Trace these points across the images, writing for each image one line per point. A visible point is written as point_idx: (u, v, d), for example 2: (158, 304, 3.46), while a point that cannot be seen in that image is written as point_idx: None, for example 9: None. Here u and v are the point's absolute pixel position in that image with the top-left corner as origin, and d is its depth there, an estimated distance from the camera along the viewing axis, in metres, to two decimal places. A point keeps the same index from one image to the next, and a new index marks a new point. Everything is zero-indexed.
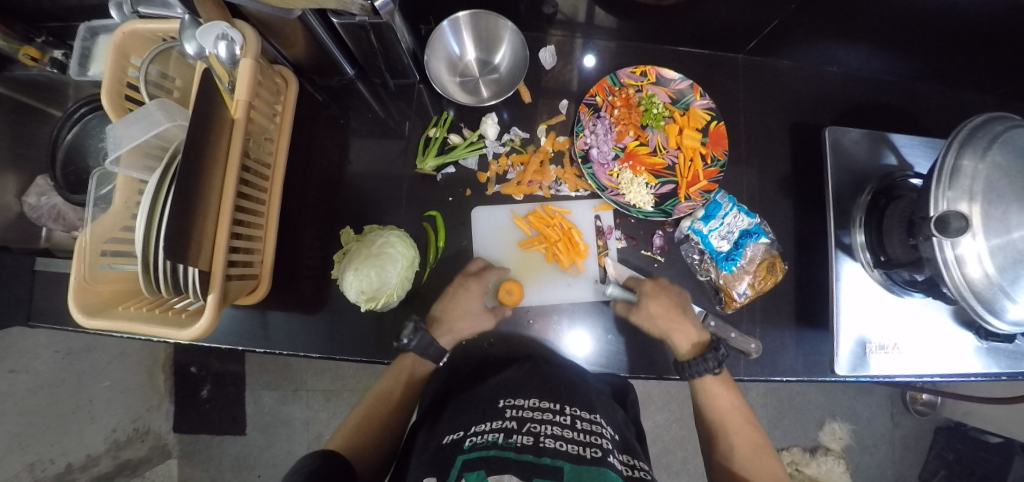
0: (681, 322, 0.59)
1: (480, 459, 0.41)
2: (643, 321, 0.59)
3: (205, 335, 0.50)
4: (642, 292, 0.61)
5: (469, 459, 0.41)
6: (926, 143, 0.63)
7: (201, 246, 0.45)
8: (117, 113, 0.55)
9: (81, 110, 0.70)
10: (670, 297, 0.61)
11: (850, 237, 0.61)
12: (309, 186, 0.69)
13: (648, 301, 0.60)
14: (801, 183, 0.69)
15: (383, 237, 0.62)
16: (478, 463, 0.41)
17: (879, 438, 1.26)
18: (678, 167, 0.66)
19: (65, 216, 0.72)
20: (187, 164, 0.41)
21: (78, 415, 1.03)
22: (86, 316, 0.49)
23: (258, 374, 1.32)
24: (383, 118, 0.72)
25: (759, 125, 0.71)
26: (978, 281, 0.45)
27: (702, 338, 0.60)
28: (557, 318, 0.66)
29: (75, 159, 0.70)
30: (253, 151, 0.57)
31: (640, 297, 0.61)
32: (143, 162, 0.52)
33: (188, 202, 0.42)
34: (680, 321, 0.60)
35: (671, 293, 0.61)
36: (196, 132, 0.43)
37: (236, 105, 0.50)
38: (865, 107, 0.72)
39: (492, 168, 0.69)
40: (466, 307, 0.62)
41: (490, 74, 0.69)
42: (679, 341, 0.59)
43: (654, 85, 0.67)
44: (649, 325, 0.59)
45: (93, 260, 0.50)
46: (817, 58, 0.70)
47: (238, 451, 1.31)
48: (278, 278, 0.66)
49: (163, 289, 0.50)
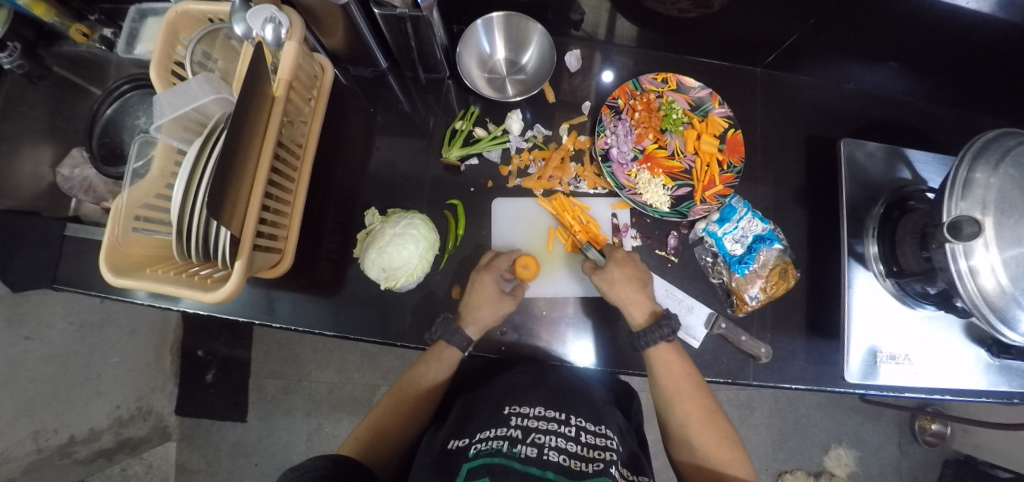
0: (638, 294, 0.60)
1: (483, 467, 0.41)
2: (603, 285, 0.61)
3: (229, 300, 0.51)
4: (610, 258, 0.63)
5: (474, 467, 0.41)
6: (939, 161, 0.65)
7: (235, 211, 0.47)
8: (163, 85, 0.58)
9: (123, 87, 0.73)
10: (630, 270, 0.62)
11: (863, 247, 0.62)
12: (335, 170, 0.72)
13: (613, 267, 0.62)
14: (815, 194, 0.70)
15: (406, 219, 0.64)
16: (481, 471, 0.40)
17: (885, 467, 1.23)
18: (694, 172, 0.68)
19: (95, 189, 0.75)
20: (233, 132, 0.44)
21: (85, 389, 1.04)
22: (115, 275, 0.51)
23: (262, 362, 1.33)
24: (411, 111, 0.75)
25: (775, 136, 0.73)
26: (992, 291, 0.46)
27: (655, 309, 0.61)
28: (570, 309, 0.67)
29: (111, 134, 0.74)
30: (288, 130, 0.60)
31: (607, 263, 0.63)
32: (182, 134, 0.55)
33: (228, 168, 0.44)
34: (634, 290, 0.60)
35: (637, 266, 0.63)
36: (244, 103, 0.45)
37: (279, 83, 0.53)
38: (880, 125, 0.74)
39: (514, 162, 0.71)
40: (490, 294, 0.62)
41: (517, 74, 0.72)
42: (635, 313, 0.60)
43: (674, 91, 0.70)
44: (608, 290, 0.60)
45: (126, 224, 0.52)
46: (834, 75, 0.72)
47: (237, 438, 1.31)
48: (299, 257, 0.68)
49: (194, 255, 0.52)
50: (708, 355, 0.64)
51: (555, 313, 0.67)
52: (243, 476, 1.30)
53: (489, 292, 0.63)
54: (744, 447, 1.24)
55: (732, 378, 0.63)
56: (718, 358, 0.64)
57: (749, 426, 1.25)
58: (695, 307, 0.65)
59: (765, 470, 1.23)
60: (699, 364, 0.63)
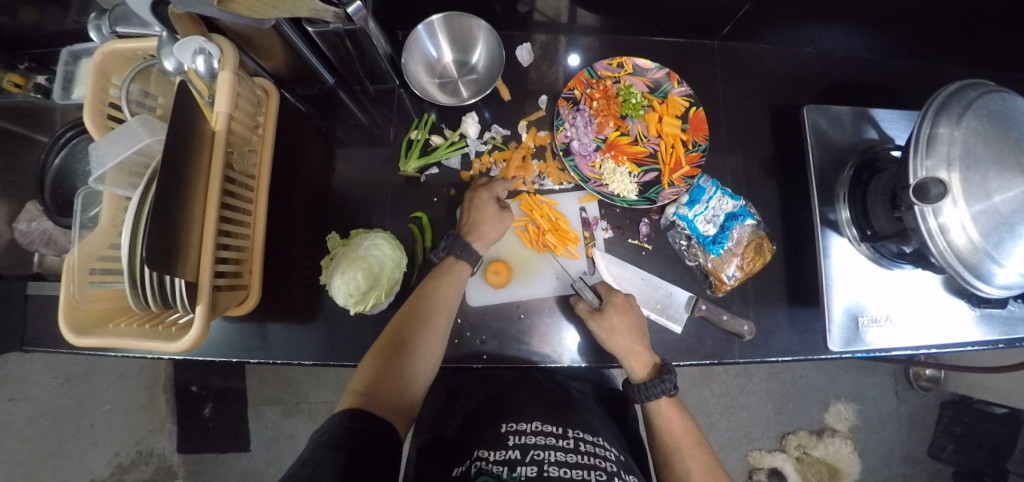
0: (638, 346, 0.59)
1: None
2: (603, 333, 0.58)
3: (196, 346, 0.49)
4: (608, 303, 0.60)
5: None
6: (904, 116, 0.64)
7: (187, 257, 0.45)
8: (100, 131, 0.56)
9: (67, 134, 0.69)
10: (629, 320, 0.59)
11: (835, 213, 0.61)
12: (296, 195, 0.69)
13: (612, 313, 0.59)
14: (783, 163, 0.69)
15: (369, 240, 0.63)
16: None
17: (885, 417, 1.24)
18: (659, 155, 0.66)
19: (55, 240, 0.71)
20: (168, 178, 0.42)
21: (79, 441, 1.13)
22: (76, 335, 0.49)
23: (258, 390, 1.31)
24: (367, 125, 0.73)
25: (739, 109, 0.71)
26: (963, 248, 0.45)
27: (655, 360, 0.60)
28: (548, 312, 0.65)
29: (63, 182, 0.69)
30: (237, 163, 0.58)
31: (605, 307, 0.60)
32: (128, 179, 0.52)
33: (169, 216, 0.42)
34: (634, 342, 0.58)
35: (637, 315, 0.60)
36: (175, 145, 0.43)
37: (217, 117, 0.51)
38: (843, 84, 0.72)
39: (475, 166, 0.70)
40: (490, 213, 0.64)
41: (469, 74, 0.70)
42: (635, 366, 0.59)
43: (631, 75, 0.68)
44: (609, 340, 0.58)
45: (82, 278, 0.50)
46: (791, 39, 0.71)
47: (244, 467, 1.28)
48: (269, 289, 0.66)
49: (152, 302, 0.49)
50: (691, 339, 0.63)
51: (536, 315, 0.65)
52: None
53: (492, 210, 0.64)
54: (746, 413, 1.26)
55: (718, 359, 0.62)
56: (702, 340, 0.63)
57: (749, 394, 1.27)
58: (673, 292, 0.64)
59: (768, 434, 1.25)
60: (683, 350, 0.63)
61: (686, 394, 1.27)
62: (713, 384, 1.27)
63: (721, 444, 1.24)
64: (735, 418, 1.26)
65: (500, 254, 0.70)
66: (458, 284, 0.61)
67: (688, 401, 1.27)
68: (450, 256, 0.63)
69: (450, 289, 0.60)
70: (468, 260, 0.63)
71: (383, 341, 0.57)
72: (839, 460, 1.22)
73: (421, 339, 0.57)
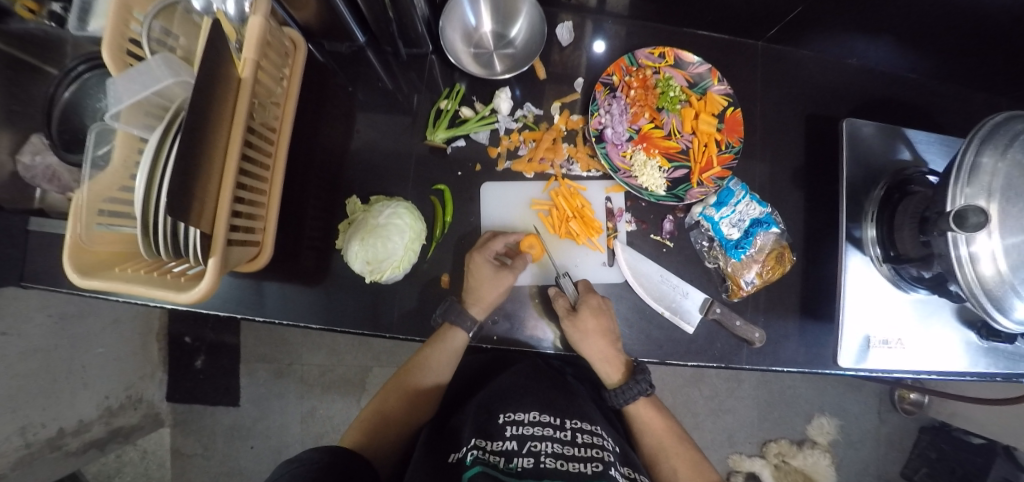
0: (609, 348, 0.60)
1: (481, 473, 0.42)
2: (573, 333, 0.59)
3: (206, 299, 0.47)
4: (582, 303, 0.60)
5: (471, 474, 0.42)
6: (941, 140, 0.63)
7: (204, 208, 0.43)
8: (117, 67, 0.52)
9: (79, 68, 0.66)
10: (604, 324, 0.60)
11: (861, 231, 0.60)
12: (314, 155, 0.67)
13: (586, 315, 0.59)
14: (813, 175, 0.68)
15: (390, 209, 0.62)
16: (480, 478, 0.41)
17: (865, 434, 1.27)
18: (691, 152, 0.65)
19: (60, 177, 0.67)
20: (194, 121, 0.39)
21: (71, 381, 1.02)
22: (82, 276, 0.46)
23: (252, 347, 1.33)
24: (392, 90, 0.70)
25: (775, 115, 0.70)
26: (990, 279, 0.44)
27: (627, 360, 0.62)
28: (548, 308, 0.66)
29: (71, 117, 0.66)
30: (259, 113, 0.55)
31: (579, 307, 0.60)
32: (144, 119, 0.49)
33: (193, 161, 0.40)
34: (605, 345, 0.59)
35: (608, 317, 0.61)
36: (203, 88, 0.40)
37: (244, 64, 0.48)
38: (882, 101, 0.71)
39: (503, 143, 0.68)
40: (487, 276, 0.60)
41: (505, 48, 0.67)
42: (609, 371, 0.61)
43: (672, 67, 0.66)
44: (582, 344, 0.58)
45: (90, 219, 0.47)
46: (836, 49, 0.68)
47: (231, 422, 1.32)
48: (280, 248, 0.65)
49: (163, 252, 0.47)
50: (702, 340, 0.63)
51: (545, 300, 0.66)
52: (240, 458, 1.32)
53: (489, 272, 0.61)
54: (731, 417, 1.29)
55: (725, 363, 0.62)
56: (712, 343, 0.63)
57: (737, 398, 1.29)
58: (690, 292, 0.63)
59: (750, 439, 1.28)
60: (694, 349, 0.63)
61: (675, 392, 1.30)
62: (703, 386, 1.29)
63: (703, 444, 1.28)
64: (719, 421, 1.29)
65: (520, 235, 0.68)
66: (451, 358, 0.63)
67: (677, 399, 1.29)
68: (448, 322, 0.62)
69: (442, 362, 0.63)
70: (465, 328, 0.61)
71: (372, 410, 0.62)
72: (815, 471, 1.25)
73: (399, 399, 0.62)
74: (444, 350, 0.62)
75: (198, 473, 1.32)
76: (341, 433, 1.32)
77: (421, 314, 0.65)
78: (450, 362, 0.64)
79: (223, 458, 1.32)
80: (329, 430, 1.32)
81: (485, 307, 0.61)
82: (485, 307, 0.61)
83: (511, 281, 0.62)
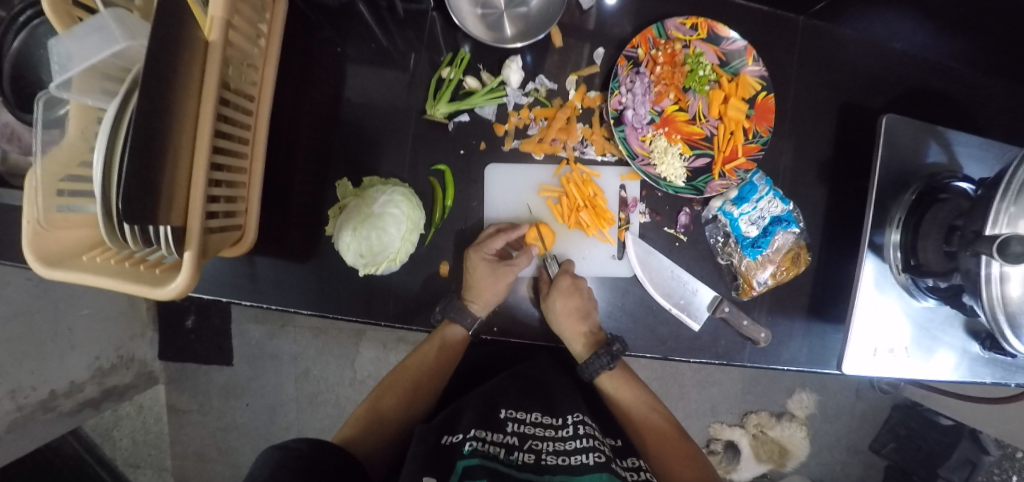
0: (578, 326, 0.59)
1: (480, 467, 0.43)
2: (548, 314, 0.59)
3: (185, 295, 0.43)
4: (555, 286, 0.60)
5: (469, 464, 0.43)
6: (982, 141, 0.58)
7: (172, 200, 0.38)
8: (62, 21, 0.43)
9: (29, 12, 0.56)
10: (575, 303, 0.59)
11: (883, 236, 0.58)
12: (300, 124, 0.61)
13: (556, 299, 0.59)
14: (840, 169, 0.64)
15: (385, 195, 0.57)
16: (478, 471, 0.42)
17: (841, 410, 1.34)
18: (716, 140, 0.60)
19: (20, 137, 0.61)
20: (150, 101, 0.33)
21: (58, 344, 1.00)
22: (47, 266, 0.42)
23: (244, 310, 1.31)
24: (386, 50, 0.62)
25: (807, 100, 0.64)
26: (1016, 299, 0.43)
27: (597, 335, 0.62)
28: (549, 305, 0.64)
29: (24, 71, 0.57)
30: (234, 80, 0.48)
31: (551, 290, 0.60)
32: (101, 86, 0.42)
33: (152, 146, 0.34)
34: (575, 323, 0.59)
35: (585, 298, 0.60)
36: (158, 57, 0.33)
37: (211, 23, 0.40)
38: (924, 91, 0.65)
39: (512, 120, 0.62)
40: (485, 275, 0.57)
41: (517, 7, 0.58)
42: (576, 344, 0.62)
43: (703, 41, 0.59)
44: (552, 321, 0.59)
45: (48, 201, 0.42)
46: (884, 30, 0.61)
47: (226, 381, 1.33)
48: (267, 227, 0.60)
49: (130, 239, 0.42)
50: (706, 337, 0.62)
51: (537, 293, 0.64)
52: (236, 416, 1.35)
53: (487, 272, 0.58)
54: (716, 389, 1.34)
55: (727, 361, 0.62)
56: (716, 340, 0.62)
57: (723, 372, 1.34)
58: (699, 290, 0.61)
59: (732, 410, 1.34)
60: (696, 346, 0.62)
61: (665, 364, 1.34)
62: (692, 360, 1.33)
63: (688, 413, 1.34)
64: (704, 392, 1.34)
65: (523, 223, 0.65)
66: (450, 352, 0.64)
67: (666, 371, 1.34)
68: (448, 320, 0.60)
69: (441, 359, 0.64)
70: (462, 322, 0.60)
71: (369, 408, 0.61)
72: (789, 441, 1.33)
73: (395, 395, 0.62)
74: (444, 345, 0.63)
75: (196, 427, 1.35)
76: (337, 395, 1.35)
77: (418, 302, 0.62)
78: (450, 359, 0.64)
79: (219, 416, 1.35)
80: (325, 391, 1.35)
81: (488, 306, 0.60)
82: (487, 307, 0.60)
83: (510, 279, 0.59)
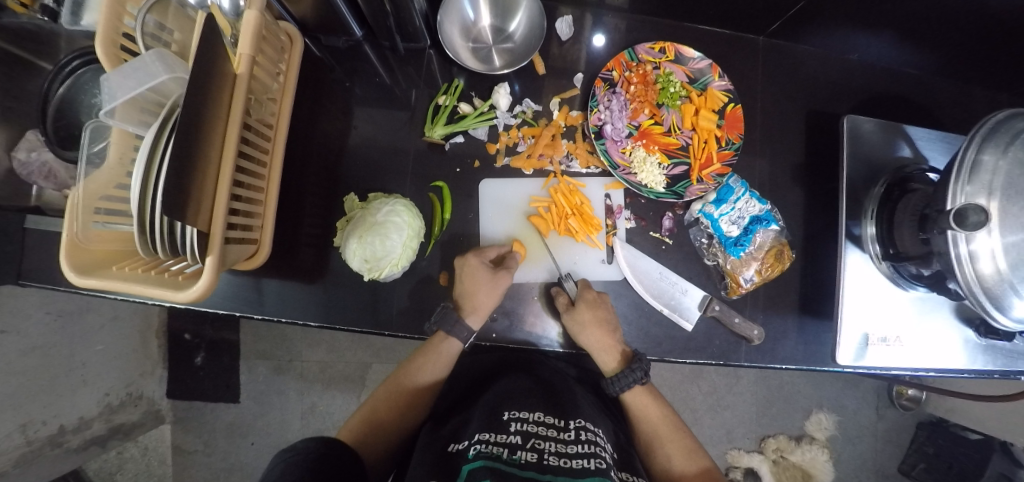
0: (608, 338, 0.60)
1: (484, 467, 0.41)
2: (573, 326, 0.59)
3: (204, 298, 0.46)
4: (580, 298, 0.61)
5: (473, 467, 0.42)
6: (941, 137, 0.62)
7: (200, 206, 0.42)
8: (111, 62, 0.51)
9: (73, 64, 0.65)
10: (603, 315, 0.60)
11: (860, 228, 0.60)
12: (311, 150, 0.67)
13: (585, 308, 0.60)
14: (812, 171, 0.68)
15: (388, 206, 0.62)
16: (483, 471, 0.41)
17: (863, 430, 1.28)
18: (691, 148, 0.65)
19: (56, 174, 0.66)
20: (187, 117, 0.39)
21: (71, 378, 1.02)
22: (79, 275, 0.46)
23: (251, 343, 1.33)
24: (389, 85, 0.70)
25: (774, 111, 0.70)
26: (989, 277, 0.43)
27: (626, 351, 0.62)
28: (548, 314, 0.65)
29: (67, 114, 0.65)
30: (255, 110, 0.55)
31: (578, 302, 0.61)
32: (140, 116, 0.48)
33: (188, 155, 0.39)
34: (603, 335, 0.59)
35: (606, 309, 0.61)
36: (199, 81, 0.40)
37: (240, 59, 0.47)
38: (883, 98, 0.70)
39: (502, 140, 0.68)
40: (478, 276, 0.61)
41: (504, 42, 0.67)
42: (606, 359, 0.61)
43: (672, 62, 0.65)
44: (578, 329, 0.59)
45: (86, 217, 0.47)
46: (838, 46, 0.68)
47: (231, 418, 1.32)
48: (278, 244, 0.65)
49: (160, 250, 0.46)
50: (701, 337, 0.63)
51: (548, 300, 0.66)
52: (239, 455, 1.32)
53: (482, 278, 0.61)
54: (730, 413, 1.30)
55: (723, 360, 0.62)
56: (711, 340, 0.63)
57: (735, 394, 1.30)
58: (689, 290, 0.63)
59: (748, 435, 1.28)
60: (692, 347, 0.63)
61: (674, 387, 1.31)
62: (702, 381, 1.30)
63: (703, 439, 1.28)
64: (718, 416, 1.29)
65: (517, 233, 0.68)
66: (444, 362, 0.64)
67: (676, 395, 1.30)
68: (442, 332, 0.63)
69: (435, 368, 0.64)
70: (460, 336, 0.61)
71: (366, 412, 0.61)
72: (813, 466, 1.26)
73: (388, 402, 0.62)
74: (437, 352, 0.64)
75: (198, 469, 1.32)
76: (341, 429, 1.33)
77: (418, 310, 0.65)
78: (443, 367, 0.64)
79: (222, 455, 1.32)
80: (329, 425, 1.33)
81: (484, 316, 0.62)
82: (484, 316, 0.62)
83: (508, 282, 0.62)
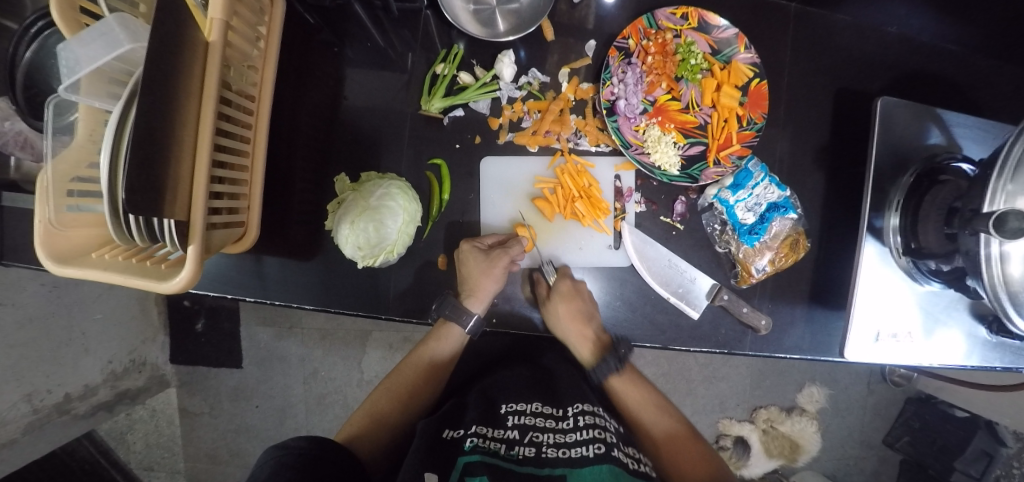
0: (582, 328, 0.62)
1: (481, 463, 0.42)
2: (550, 320, 0.61)
3: (189, 289, 0.44)
4: (555, 290, 0.61)
5: (470, 462, 0.42)
6: (979, 122, 0.58)
7: (176, 193, 0.39)
8: (70, 26, 0.45)
9: (40, 24, 0.58)
10: (576, 307, 0.60)
11: (883, 220, 0.57)
12: (299, 121, 0.62)
13: (558, 303, 0.60)
14: (836, 155, 0.64)
15: (382, 189, 0.58)
16: (479, 467, 0.41)
17: (852, 403, 1.31)
18: (710, 128, 0.60)
19: (32, 144, 0.62)
20: (150, 97, 0.34)
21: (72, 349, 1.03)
22: (57, 263, 0.43)
23: (251, 312, 1.33)
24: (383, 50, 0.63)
25: (801, 87, 0.64)
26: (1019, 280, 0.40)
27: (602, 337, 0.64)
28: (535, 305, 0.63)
29: (37, 80, 0.59)
30: (235, 81, 0.50)
31: (551, 295, 0.61)
32: (107, 89, 0.43)
33: (152, 138, 0.35)
34: (579, 326, 0.62)
35: (586, 299, 0.61)
36: (159, 53, 0.35)
37: (211, 24, 0.42)
38: (922, 75, 0.64)
39: (506, 114, 0.63)
40: (476, 264, 0.58)
41: (509, 3, 0.59)
42: (581, 350, 0.66)
43: (694, 30, 0.59)
44: (554, 325, 0.60)
45: (59, 201, 0.44)
46: (877, 15, 0.61)
47: (235, 383, 1.35)
48: (268, 223, 0.61)
49: (137, 236, 0.43)
50: (706, 325, 0.62)
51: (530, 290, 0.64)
52: (245, 417, 1.37)
53: (479, 263, 0.58)
54: (724, 384, 1.32)
55: (727, 350, 0.61)
56: (717, 328, 0.62)
57: (731, 367, 1.32)
58: (698, 279, 0.61)
59: (741, 405, 1.32)
60: (695, 335, 0.62)
61: (671, 359, 1.33)
62: (699, 354, 1.32)
63: (696, 408, 1.32)
64: (712, 387, 1.32)
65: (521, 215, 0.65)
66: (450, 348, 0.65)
67: (673, 366, 1.33)
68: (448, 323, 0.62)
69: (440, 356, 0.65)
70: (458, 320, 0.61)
71: (370, 408, 0.62)
72: (800, 436, 1.30)
73: (393, 397, 0.63)
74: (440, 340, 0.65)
75: (206, 429, 1.37)
76: (343, 395, 1.36)
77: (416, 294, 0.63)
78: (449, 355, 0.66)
79: (229, 418, 1.37)
80: (331, 392, 1.36)
81: (485, 303, 0.61)
82: (484, 303, 0.61)
83: (506, 263, 0.59)
